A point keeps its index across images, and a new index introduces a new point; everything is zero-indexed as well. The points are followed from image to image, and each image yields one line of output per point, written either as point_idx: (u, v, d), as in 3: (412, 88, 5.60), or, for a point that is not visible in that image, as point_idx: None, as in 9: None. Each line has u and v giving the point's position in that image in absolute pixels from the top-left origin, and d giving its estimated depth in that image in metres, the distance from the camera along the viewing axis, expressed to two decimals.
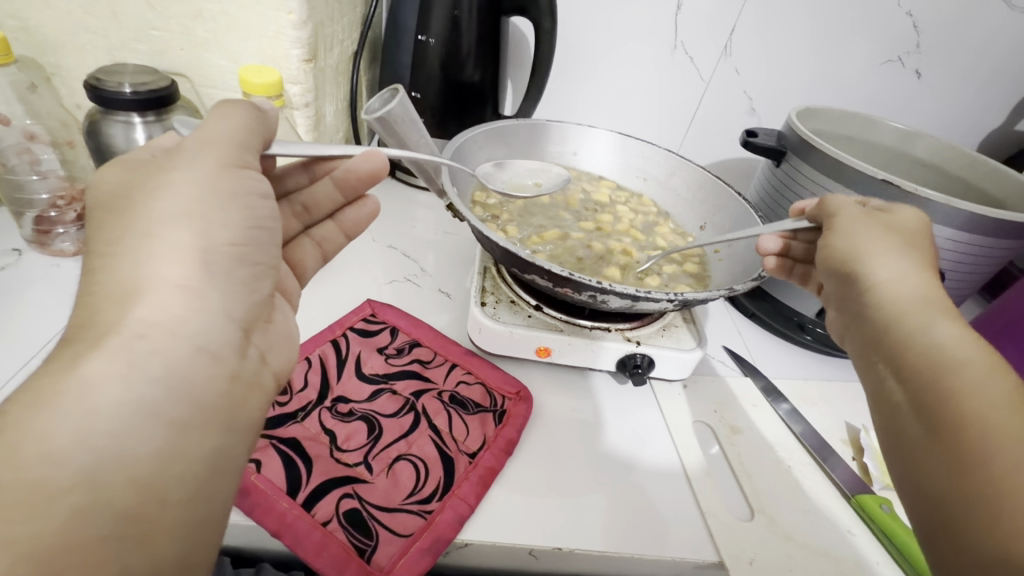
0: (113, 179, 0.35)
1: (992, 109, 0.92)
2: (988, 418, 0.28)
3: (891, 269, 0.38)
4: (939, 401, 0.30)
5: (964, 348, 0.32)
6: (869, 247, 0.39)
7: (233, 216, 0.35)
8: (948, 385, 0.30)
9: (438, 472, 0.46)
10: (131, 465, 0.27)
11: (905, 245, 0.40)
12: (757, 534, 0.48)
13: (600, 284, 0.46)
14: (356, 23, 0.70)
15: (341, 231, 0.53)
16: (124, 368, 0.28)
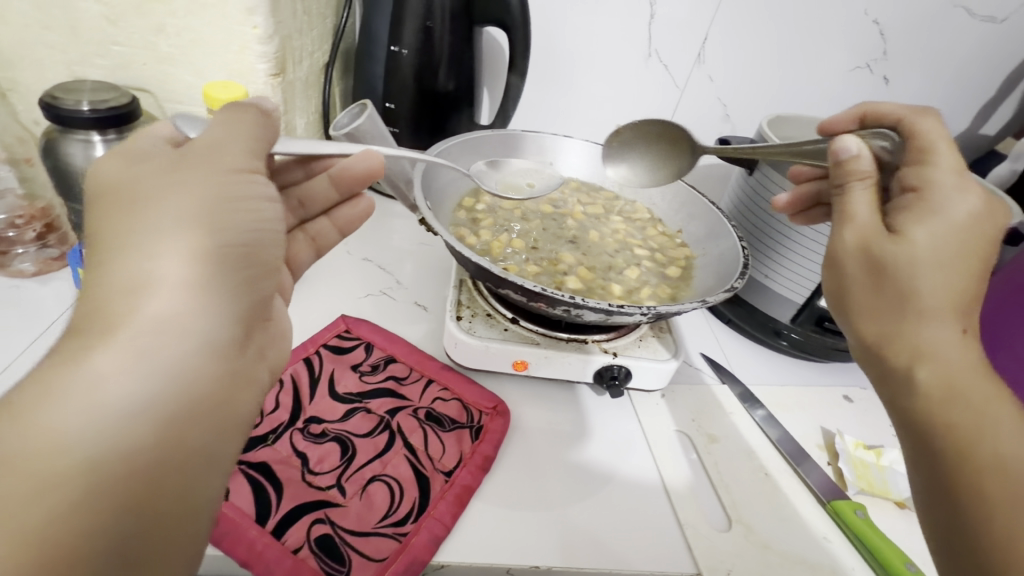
0: (113, 166, 0.33)
1: (957, 114, 0.94)
2: (990, 484, 0.30)
3: (886, 305, 0.34)
4: (942, 464, 0.32)
5: (953, 395, 0.32)
6: (860, 277, 0.35)
7: (235, 211, 0.33)
8: (945, 447, 0.32)
9: (414, 492, 0.45)
10: (127, 473, 0.26)
11: (931, 249, 0.33)
12: (734, 544, 0.48)
13: (573, 299, 0.46)
14: (327, 34, 0.70)
15: (335, 227, 0.52)
16: (126, 364, 0.27)
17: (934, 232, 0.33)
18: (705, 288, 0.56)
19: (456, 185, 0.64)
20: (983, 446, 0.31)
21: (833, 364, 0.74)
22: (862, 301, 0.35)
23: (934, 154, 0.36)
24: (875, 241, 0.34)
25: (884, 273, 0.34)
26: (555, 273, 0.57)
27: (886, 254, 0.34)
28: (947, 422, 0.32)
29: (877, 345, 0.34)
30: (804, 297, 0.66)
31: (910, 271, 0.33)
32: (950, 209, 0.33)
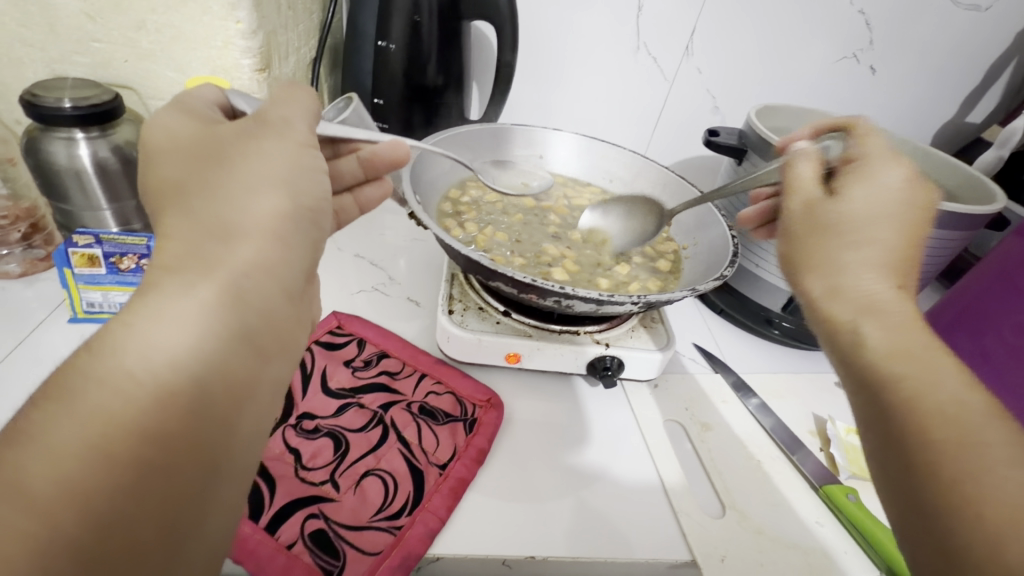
0: (175, 120, 0.33)
1: (943, 103, 0.95)
2: (938, 428, 0.27)
3: (826, 262, 0.34)
4: (889, 423, 0.28)
5: (895, 356, 0.29)
6: (803, 235, 0.36)
7: (296, 173, 0.32)
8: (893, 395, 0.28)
9: (408, 486, 0.45)
10: (181, 427, 0.24)
11: (867, 211, 0.34)
12: (728, 530, 0.49)
13: (564, 290, 0.46)
14: (314, 30, 0.69)
15: (356, 205, 0.50)
16: (190, 309, 0.25)
17: (863, 196, 0.35)
18: (695, 277, 0.57)
19: (445, 179, 0.64)
20: (918, 392, 0.28)
21: (824, 352, 0.75)
22: (802, 248, 0.36)
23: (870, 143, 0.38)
24: (815, 202, 0.36)
25: (819, 227, 0.35)
26: (545, 265, 0.57)
27: (822, 209, 0.36)
28: (894, 370, 0.29)
29: (820, 299, 0.33)
30: (794, 286, 0.67)
31: (843, 224, 0.34)
32: (882, 179, 0.35)
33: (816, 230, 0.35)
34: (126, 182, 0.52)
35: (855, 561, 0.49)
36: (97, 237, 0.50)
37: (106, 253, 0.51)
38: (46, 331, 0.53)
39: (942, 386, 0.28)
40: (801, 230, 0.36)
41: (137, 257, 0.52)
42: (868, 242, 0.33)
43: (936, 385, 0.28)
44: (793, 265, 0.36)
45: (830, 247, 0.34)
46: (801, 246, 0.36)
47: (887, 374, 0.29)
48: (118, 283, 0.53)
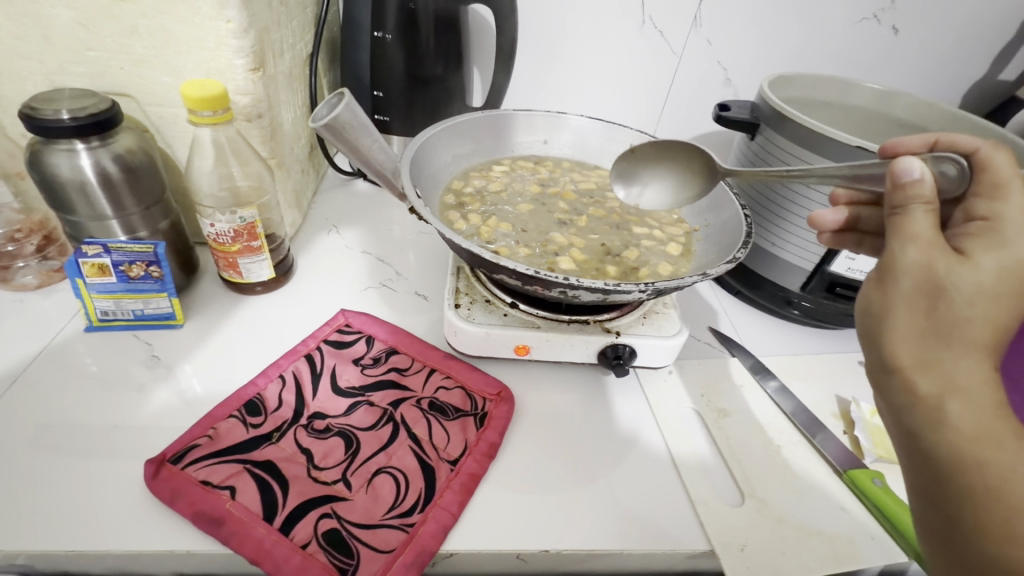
0: None
1: (974, 61, 0.89)
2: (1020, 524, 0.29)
3: (928, 337, 0.31)
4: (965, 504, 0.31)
5: (984, 441, 0.30)
6: (912, 300, 0.31)
7: None
8: (968, 485, 0.30)
9: (419, 483, 0.45)
10: None
11: (991, 289, 0.30)
12: (748, 518, 0.48)
13: (568, 281, 0.44)
14: (309, 25, 0.68)
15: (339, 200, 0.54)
16: None
17: (997, 271, 0.30)
18: (708, 260, 0.55)
19: (447, 171, 0.63)
20: (991, 481, 0.30)
21: (848, 331, 0.72)
22: (909, 330, 0.32)
23: (1012, 189, 0.31)
24: (939, 265, 0.31)
25: (938, 314, 0.31)
26: (551, 252, 0.56)
27: (940, 304, 0.31)
28: (975, 458, 0.30)
29: (911, 373, 0.32)
30: (813, 265, 0.64)
31: (963, 329, 0.30)
32: (1019, 250, 0.30)
33: (930, 320, 0.31)
34: (130, 190, 0.52)
35: (881, 547, 0.47)
36: (105, 247, 0.51)
37: (115, 262, 0.52)
38: (64, 341, 0.54)
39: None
40: (904, 287, 0.32)
41: (145, 264, 0.53)
42: (976, 340, 0.31)
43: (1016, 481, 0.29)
44: (875, 325, 0.33)
45: (942, 348, 0.31)
46: (903, 309, 0.32)
47: (971, 465, 0.30)
48: (129, 290, 0.54)
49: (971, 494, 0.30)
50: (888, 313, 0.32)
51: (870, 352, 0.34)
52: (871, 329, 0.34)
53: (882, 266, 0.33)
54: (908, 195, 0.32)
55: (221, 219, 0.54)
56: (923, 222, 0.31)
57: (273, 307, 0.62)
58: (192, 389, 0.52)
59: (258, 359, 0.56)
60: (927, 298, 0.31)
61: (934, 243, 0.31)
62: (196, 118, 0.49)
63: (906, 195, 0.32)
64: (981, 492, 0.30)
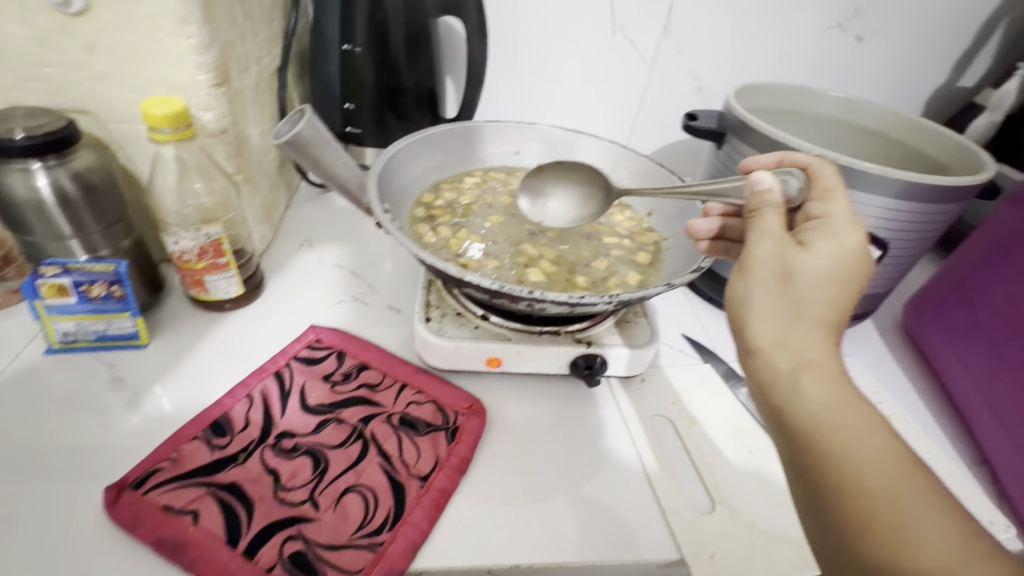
0: None
1: (935, 67, 0.92)
2: (872, 479, 0.31)
3: (780, 317, 0.36)
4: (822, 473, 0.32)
5: (832, 409, 0.33)
6: (767, 283, 0.37)
7: None
8: (822, 450, 0.32)
9: (389, 501, 0.45)
10: None
11: (820, 272, 0.37)
12: (718, 525, 0.48)
13: (534, 294, 0.45)
14: (277, 38, 0.68)
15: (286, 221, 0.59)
16: None
17: (831, 256, 0.38)
18: (676, 269, 0.56)
19: (417, 184, 0.63)
20: (841, 446, 0.32)
21: None
22: (767, 312, 0.37)
23: (836, 196, 0.41)
24: (786, 253, 0.37)
25: (788, 295, 0.37)
26: (520, 264, 0.56)
27: (789, 286, 0.37)
28: (828, 423, 0.33)
29: (768, 349, 0.36)
30: None
31: (807, 308, 0.36)
32: (843, 240, 0.38)
33: (782, 301, 0.37)
34: (90, 209, 0.51)
35: None
36: (65, 267, 0.50)
37: (75, 283, 0.51)
38: (24, 364, 0.53)
39: (866, 439, 0.32)
40: (759, 273, 0.37)
41: (108, 284, 0.51)
42: (817, 315, 0.36)
43: (859, 442, 0.32)
44: (741, 312, 0.38)
45: (792, 325, 0.36)
46: (761, 291, 0.37)
47: (823, 430, 0.33)
48: (91, 311, 0.52)
49: (826, 458, 0.32)
50: (749, 297, 0.37)
51: (738, 341, 0.38)
52: (736, 313, 0.38)
53: (742, 259, 0.39)
54: (764, 199, 0.40)
55: (186, 237, 0.53)
56: (774, 220, 0.39)
57: (242, 324, 0.61)
58: (157, 410, 0.51)
59: (225, 378, 0.55)
60: (776, 281, 0.37)
61: (781, 237, 0.38)
62: (156, 135, 0.48)
63: (761, 200, 0.40)
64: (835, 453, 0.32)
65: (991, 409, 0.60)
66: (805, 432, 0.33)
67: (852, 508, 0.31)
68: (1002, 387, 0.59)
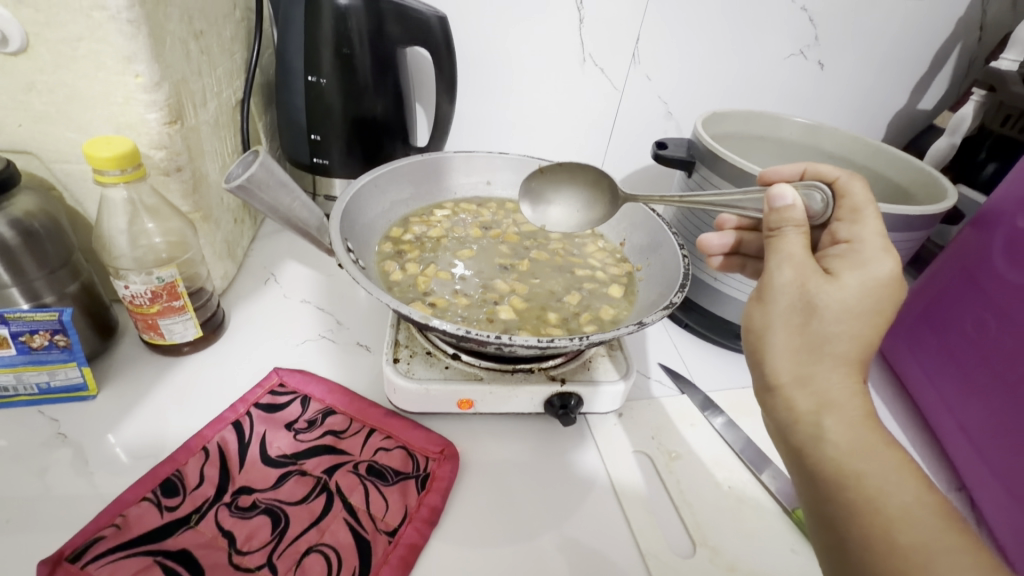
0: None
1: (894, 92, 0.95)
2: (900, 531, 0.30)
3: (802, 354, 0.36)
4: (850, 523, 0.32)
5: (855, 455, 0.33)
6: (788, 316, 0.36)
7: None
8: (850, 497, 0.32)
9: (354, 560, 0.42)
10: None
11: (849, 304, 0.35)
12: (698, 570, 0.47)
13: (502, 338, 0.43)
14: (238, 70, 0.66)
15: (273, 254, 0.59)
16: None
17: (857, 288, 0.36)
18: (650, 301, 0.55)
19: (385, 218, 0.61)
20: (868, 494, 0.32)
21: None
22: (787, 348, 0.36)
23: (865, 217, 0.39)
24: (810, 284, 0.36)
25: (811, 330, 0.36)
26: (490, 300, 0.54)
27: (812, 320, 0.35)
28: (854, 469, 0.32)
29: (789, 388, 0.36)
30: None
31: (831, 344, 0.35)
32: (873, 268, 0.36)
33: (805, 338, 0.36)
34: (31, 254, 0.48)
35: None
36: (2, 318, 0.46)
37: (14, 333, 0.47)
38: None
39: (896, 488, 0.32)
40: (781, 306, 0.36)
41: (50, 333, 0.48)
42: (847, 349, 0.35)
43: (890, 491, 0.31)
44: (760, 348, 0.37)
45: (815, 364, 0.35)
46: (780, 324, 0.36)
47: (850, 476, 0.32)
48: (32, 362, 0.49)
49: (856, 505, 0.32)
50: (768, 331, 0.37)
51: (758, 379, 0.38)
52: (756, 347, 0.38)
53: (762, 287, 0.38)
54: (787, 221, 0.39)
55: (136, 280, 0.50)
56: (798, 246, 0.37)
57: (201, 368, 0.58)
58: (104, 468, 0.48)
59: (180, 429, 0.52)
60: (799, 313, 0.36)
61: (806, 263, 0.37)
62: (101, 177, 0.45)
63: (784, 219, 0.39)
64: (861, 500, 0.32)
65: (966, 434, 0.60)
66: (831, 478, 0.33)
67: (883, 559, 0.30)
68: (975, 413, 0.59)
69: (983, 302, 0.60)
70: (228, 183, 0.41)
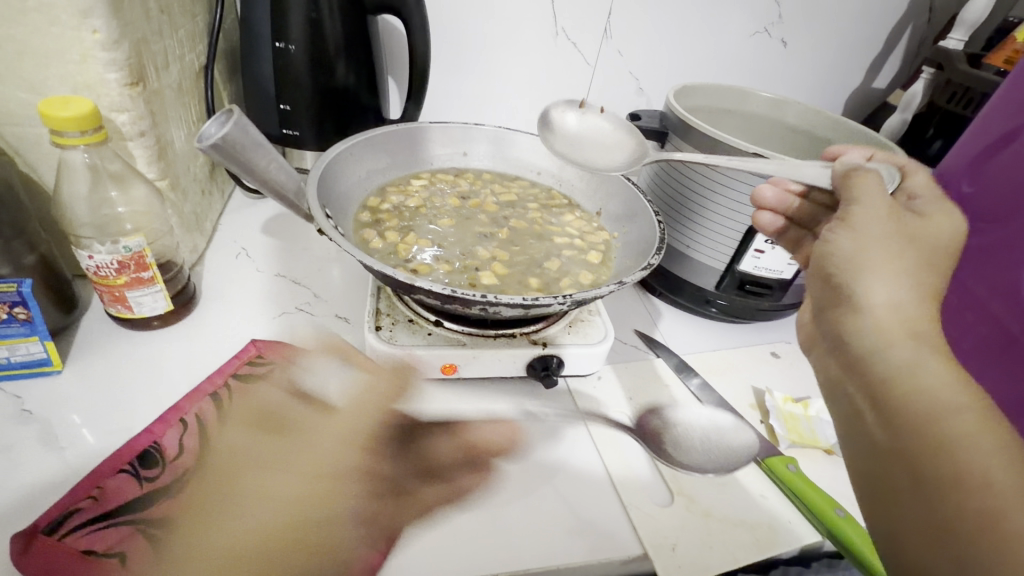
0: None
1: (851, 70, 0.99)
2: (985, 468, 0.29)
3: (883, 288, 0.36)
4: (923, 457, 0.31)
5: (941, 391, 0.32)
6: (883, 250, 0.38)
7: None
8: (930, 434, 0.31)
9: (343, 521, 0.43)
10: None
11: (919, 256, 0.38)
12: (676, 517, 0.49)
13: (487, 298, 0.44)
14: (200, 34, 0.63)
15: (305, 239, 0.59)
16: None
17: (929, 242, 0.39)
18: (628, 265, 0.56)
19: (361, 187, 0.60)
20: (957, 431, 0.30)
21: (760, 324, 0.77)
22: (881, 277, 0.37)
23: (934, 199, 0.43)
24: (871, 232, 0.39)
25: (897, 267, 0.37)
26: (471, 266, 0.54)
27: (898, 258, 0.38)
28: (933, 408, 0.31)
29: (877, 316, 0.36)
30: (725, 264, 0.68)
31: (904, 291, 0.36)
32: (938, 232, 0.40)
33: (895, 271, 0.37)
34: None
35: (799, 529, 0.50)
36: None
37: None
38: None
39: (972, 421, 0.31)
40: (879, 230, 0.39)
41: (9, 306, 0.46)
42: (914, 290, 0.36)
43: (977, 432, 0.30)
44: (853, 277, 0.38)
45: (905, 297, 0.36)
46: (864, 258, 0.38)
47: (932, 412, 0.31)
48: None
49: (939, 441, 0.31)
50: (856, 262, 0.38)
51: (842, 313, 0.38)
52: (848, 278, 0.38)
53: (844, 221, 0.40)
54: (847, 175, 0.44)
55: (101, 250, 0.48)
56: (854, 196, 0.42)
57: (173, 342, 0.56)
58: (75, 444, 0.46)
59: (155, 403, 0.50)
60: (895, 246, 0.38)
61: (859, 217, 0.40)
62: (60, 139, 0.43)
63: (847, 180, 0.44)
64: (934, 427, 0.31)
65: None
66: (913, 418, 0.32)
67: (968, 496, 0.29)
68: None
69: None
70: (199, 140, 0.40)
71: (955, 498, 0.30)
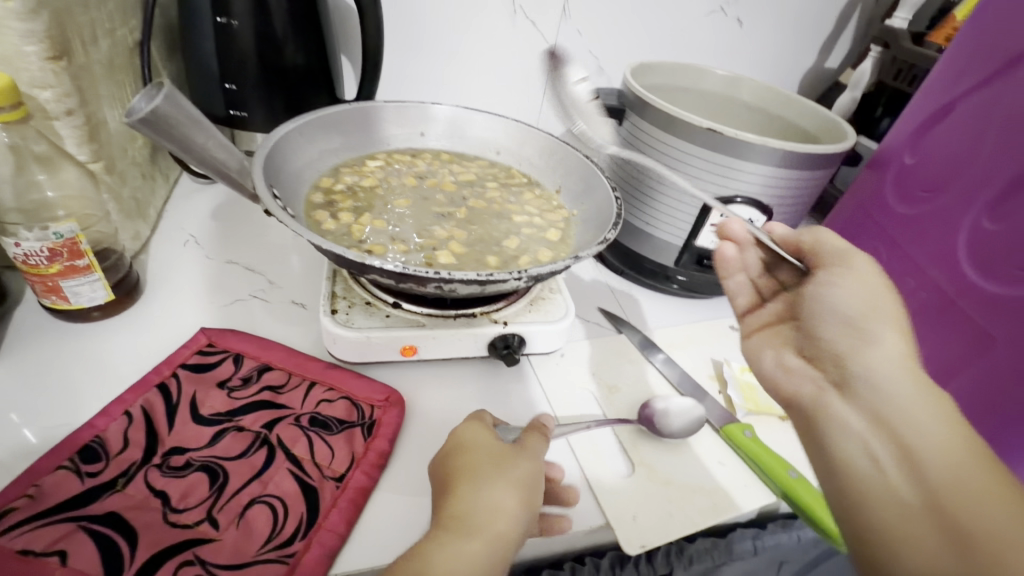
0: None
1: (804, 50, 1.01)
2: (888, 506, 0.36)
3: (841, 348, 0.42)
4: (844, 495, 0.38)
5: (868, 442, 0.38)
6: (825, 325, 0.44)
7: None
8: (851, 475, 0.38)
9: (301, 507, 0.42)
10: None
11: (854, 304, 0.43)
12: (637, 486, 0.50)
13: (441, 274, 0.43)
14: (132, 8, 0.59)
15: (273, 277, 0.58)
16: None
17: (862, 289, 0.43)
18: (586, 242, 0.56)
19: (313, 168, 0.58)
20: (874, 477, 0.37)
21: (719, 298, 0.79)
22: (836, 340, 0.43)
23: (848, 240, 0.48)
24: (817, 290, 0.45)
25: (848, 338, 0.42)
26: (428, 245, 0.54)
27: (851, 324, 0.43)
28: (860, 454, 0.38)
29: (829, 387, 0.42)
30: (683, 240, 0.69)
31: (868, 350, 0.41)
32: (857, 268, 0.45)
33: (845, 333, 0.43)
34: None
35: (754, 492, 0.52)
36: None
37: None
38: None
39: (907, 479, 0.36)
40: (838, 332, 0.43)
41: None
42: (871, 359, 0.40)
43: (900, 479, 0.36)
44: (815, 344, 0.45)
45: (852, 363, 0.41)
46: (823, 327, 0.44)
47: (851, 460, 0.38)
48: None
49: (856, 480, 0.37)
50: (821, 341, 0.44)
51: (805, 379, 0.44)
52: (811, 335, 0.45)
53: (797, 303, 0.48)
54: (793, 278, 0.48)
55: (29, 237, 0.45)
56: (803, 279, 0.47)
57: (117, 333, 0.54)
58: (10, 442, 0.44)
59: (98, 396, 0.48)
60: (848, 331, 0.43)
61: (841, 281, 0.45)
62: None
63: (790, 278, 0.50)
64: (886, 490, 0.36)
65: None
66: (836, 459, 0.39)
67: (874, 528, 0.36)
68: None
69: (879, 237, 0.66)
70: (127, 115, 0.37)
71: (862, 525, 0.36)
